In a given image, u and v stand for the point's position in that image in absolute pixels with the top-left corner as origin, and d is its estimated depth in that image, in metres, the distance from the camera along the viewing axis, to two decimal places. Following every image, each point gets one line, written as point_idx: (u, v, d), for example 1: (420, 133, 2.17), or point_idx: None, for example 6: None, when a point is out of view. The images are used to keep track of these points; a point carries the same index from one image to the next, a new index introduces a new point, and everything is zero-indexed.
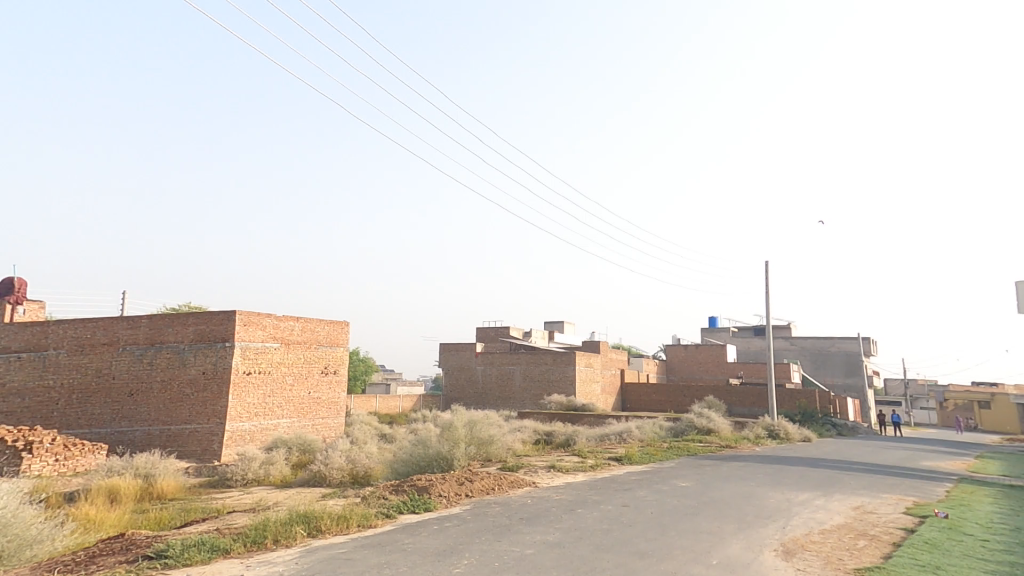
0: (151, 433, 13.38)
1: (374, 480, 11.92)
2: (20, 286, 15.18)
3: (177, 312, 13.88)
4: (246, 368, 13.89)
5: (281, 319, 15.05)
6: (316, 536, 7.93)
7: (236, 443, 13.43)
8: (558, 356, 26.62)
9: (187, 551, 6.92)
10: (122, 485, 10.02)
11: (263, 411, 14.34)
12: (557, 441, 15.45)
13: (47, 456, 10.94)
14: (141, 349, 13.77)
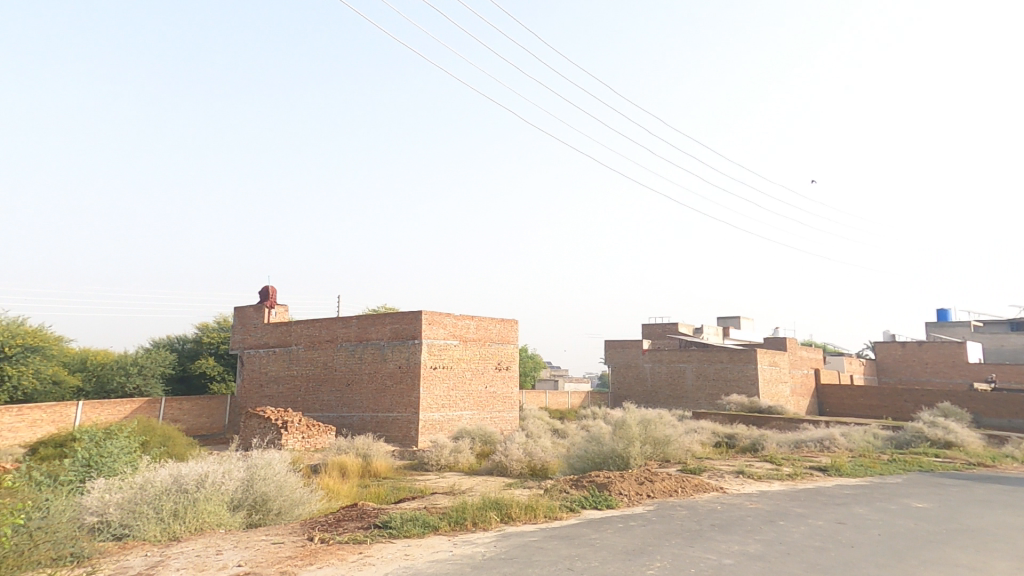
0: (364, 419, 15.47)
1: (553, 474, 12.16)
2: (273, 292, 18.60)
3: (377, 313, 15.83)
4: (432, 363, 15.32)
5: (459, 318, 16.27)
6: (508, 523, 8.26)
7: (429, 431, 14.91)
8: (735, 354, 24.72)
9: (406, 525, 7.73)
10: (349, 461, 11.74)
11: (449, 403, 15.67)
12: (742, 445, 14.22)
13: (297, 433, 13.35)
14: (353, 345, 16.02)
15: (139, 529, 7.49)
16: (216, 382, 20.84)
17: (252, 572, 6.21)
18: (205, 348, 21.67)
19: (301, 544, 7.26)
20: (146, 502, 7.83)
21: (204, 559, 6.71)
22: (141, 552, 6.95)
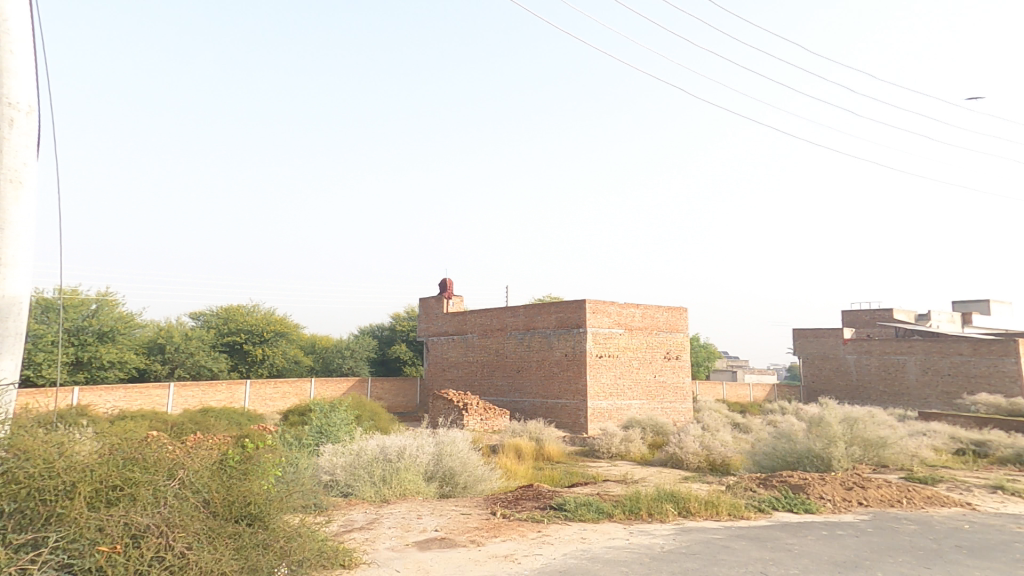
0: (535, 405, 16.11)
1: (735, 471, 11.17)
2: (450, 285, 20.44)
3: (543, 303, 16.30)
4: (598, 351, 15.28)
5: (623, 306, 15.92)
6: (687, 517, 7.81)
7: (597, 419, 14.93)
8: (980, 344, 19.75)
9: (580, 508, 7.82)
10: (523, 444, 12.33)
11: (617, 391, 15.47)
12: (996, 456, 11.27)
13: (476, 415, 14.52)
14: (521, 333, 16.79)
15: (359, 489, 8.95)
16: (409, 365, 23.82)
17: (447, 537, 6.93)
18: (399, 335, 24.89)
19: (486, 517, 7.87)
20: (363, 467, 9.33)
21: (408, 521, 7.71)
22: (362, 508, 8.29)
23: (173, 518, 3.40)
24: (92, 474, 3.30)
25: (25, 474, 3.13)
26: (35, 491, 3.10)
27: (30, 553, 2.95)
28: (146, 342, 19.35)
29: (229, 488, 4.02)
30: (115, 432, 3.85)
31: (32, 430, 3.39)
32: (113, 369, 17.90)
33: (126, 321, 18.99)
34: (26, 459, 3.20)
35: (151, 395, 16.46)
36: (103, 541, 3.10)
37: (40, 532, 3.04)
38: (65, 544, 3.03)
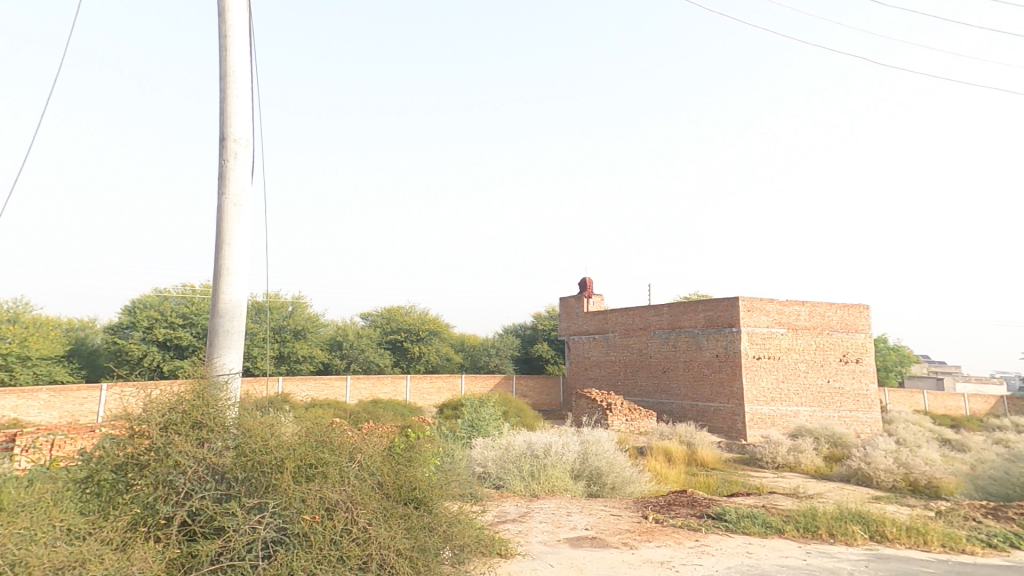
0: (684, 407, 15.28)
1: (948, 495, 9.32)
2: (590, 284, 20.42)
3: (689, 300, 15.48)
4: (755, 352, 14.03)
5: (785, 303, 14.41)
6: (881, 543, 6.78)
7: (758, 425, 13.69)
8: None
9: (744, 520, 7.26)
10: (673, 447, 11.81)
11: (780, 396, 14.05)
12: None
13: (621, 415, 14.29)
14: (666, 333, 16.14)
15: (510, 482, 9.41)
16: (552, 364, 24.34)
17: (598, 537, 6.97)
18: (541, 334, 25.56)
19: (638, 521, 7.72)
20: (512, 461, 9.81)
21: (560, 517, 7.92)
22: (514, 501, 8.72)
23: (355, 495, 3.98)
24: (296, 453, 3.95)
25: (251, 449, 3.83)
26: (257, 463, 3.79)
27: (257, 515, 3.63)
28: (328, 339, 22.63)
29: (399, 473, 4.57)
30: (309, 415, 4.55)
31: (254, 412, 4.12)
32: (306, 362, 21.27)
33: (313, 321, 22.35)
34: (251, 436, 3.90)
35: (334, 386, 19.21)
36: (306, 511, 3.73)
37: (262, 498, 3.72)
38: (280, 510, 3.71)
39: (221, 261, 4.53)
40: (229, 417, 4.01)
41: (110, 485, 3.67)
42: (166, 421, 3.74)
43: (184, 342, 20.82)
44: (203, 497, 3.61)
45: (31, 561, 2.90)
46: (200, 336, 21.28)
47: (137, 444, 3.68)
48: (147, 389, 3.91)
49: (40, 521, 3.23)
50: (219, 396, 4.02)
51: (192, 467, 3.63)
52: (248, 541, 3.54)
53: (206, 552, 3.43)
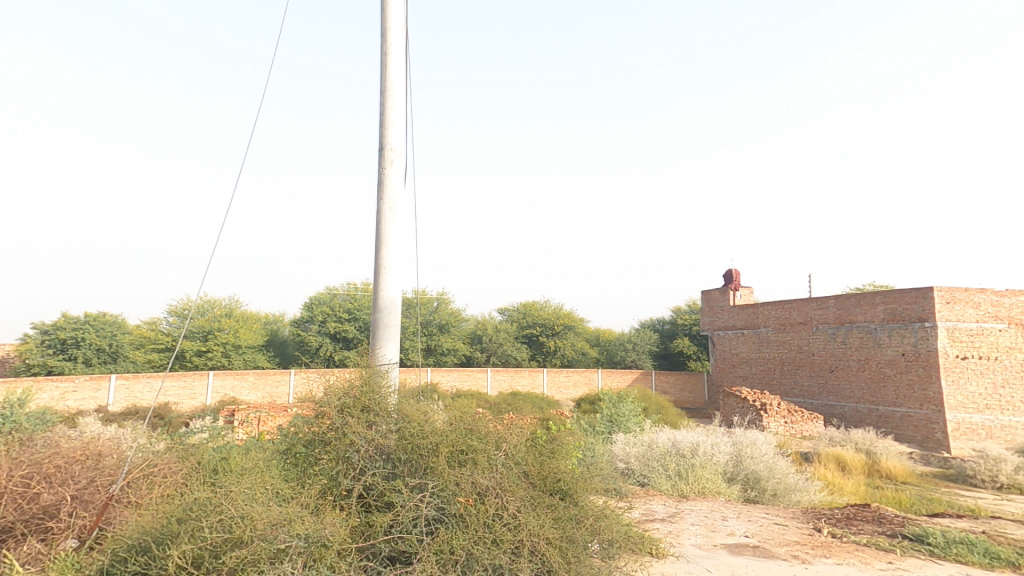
0: (859, 411, 13.58)
1: None
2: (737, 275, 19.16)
3: (863, 292, 13.82)
4: (958, 351, 11.98)
5: (1001, 295, 12.19)
6: None
7: (966, 437, 11.54)
8: None
9: (955, 547, 6.31)
10: (848, 456, 10.57)
11: (999, 404, 11.73)
12: None
13: (779, 417, 13.15)
14: (833, 328, 14.59)
15: (655, 480, 9.28)
16: (694, 360, 23.29)
17: (761, 547, 6.54)
18: (681, 329, 24.56)
19: (809, 533, 7.11)
20: (656, 460, 9.68)
21: (713, 521, 7.62)
22: (661, 500, 8.57)
23: (504, 482, 4.27)
24: (448, 439, 4.45)
25: (409, 432, 4.45)
26: (416, 446, 4.37)
27: (419, 493, 4.11)
28: (470, 333, 24.17)
29: (542, 465, 4.84)
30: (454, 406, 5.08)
31: (409, 399, 4.85)
32: (451, 354, 22.98)
33: (456, 315, 24.06)
34: (409, 423, 4.52)
35: (476, 376, 20.53)
36: (460, 493, 4.11)
37: (422, 478, 4.21)
38: (438, 491, 4.13)
39: (381, 260, 5.95)
40: (390, 404, 4.74)
41: (305, 458, 4.52)
42: (343, 404, 4.53)
43: (350, 334, 23.80)
44: (374, 475, 4.24)
45: (255, 515, 3.64)
46: (363, 330, 24.11)
47: (322, 424, 4.51)
48: (328, 378, 4.79)
49: (258, 485, 4.05)
50: (381, 384, 4.81)
51: (364, 446, 4.31)
52: (413, 517, 4.00)
53: (380, 523, 3.95)
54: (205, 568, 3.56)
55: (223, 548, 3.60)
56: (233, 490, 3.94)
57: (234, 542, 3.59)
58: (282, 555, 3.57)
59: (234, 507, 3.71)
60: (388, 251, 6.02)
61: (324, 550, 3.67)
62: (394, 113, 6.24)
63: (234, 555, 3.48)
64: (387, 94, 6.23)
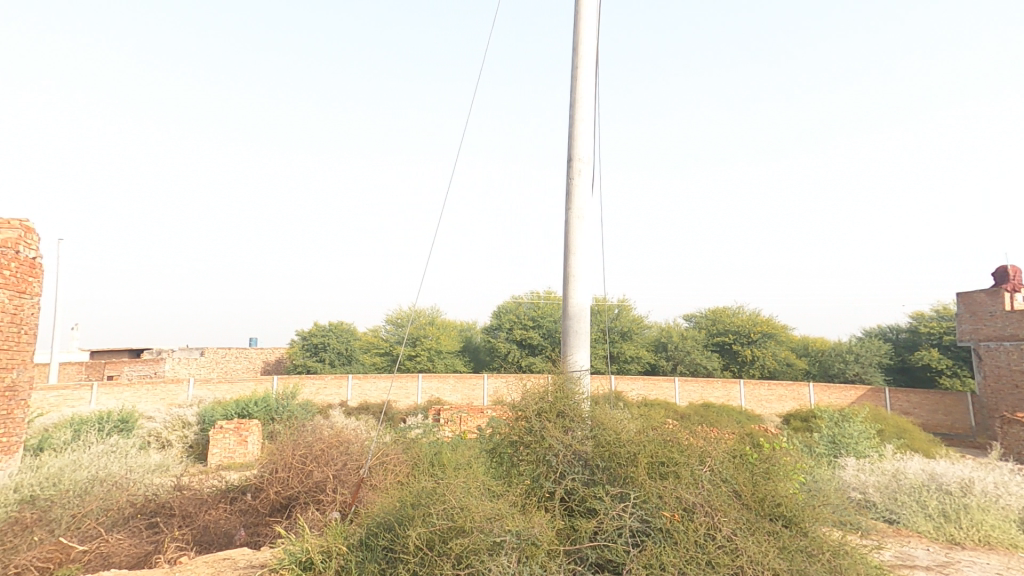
0: None
1: None
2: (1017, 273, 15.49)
3: None
4: None
5: None
6: None
7: None
8: None
9: None
10: None
11: None
12: None
13: None
14: None
15: (908, 518, 7.84)
16: (947, 377, 19.31)
17: None
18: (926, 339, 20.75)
19: None
20: (904, 495, 8.29)
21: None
22: (922, 544, 7.08)
23: (712, 501, 3.92)
24: (646, 449, 4.23)
25: (606, 440, 4.38)
26: (614, 454, 4.27)
27: (621, 503, 3.95)
28: (653, 341, 23.44)
29: (755, 485, 4.22)
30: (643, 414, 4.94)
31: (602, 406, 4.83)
32: (634, 362, 22.42)
33: (638, 322, 23.64)
34: (604, 429, 4.49)
35: (662, 386, 19.51)
36: (665, 507, 3.87)
37: (623, 488, 4.06)
38: (640, 502, 3.93)
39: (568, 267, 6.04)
40: (584, 410, 4.76)
41: (507, 458, 4.79)
42: (540, 408, 4.67)
43: (535, 341, 24.98)
44: (574, 479, 4.27)
45: (472, 507, 3.91)
46: (547, 337, 25.05)
47: (521, 427, 4.66)
48: (526, 383, 5.04)
49: (471, 481, 4.38)
50: (574, 389, 4.86)
51: (562, 450, 4.38)
52: (617, 526, 3.85)
53: (585, 529, 3.89)
54: (436, 551, 3.86)
55: (450, 535, 3.88)
56: (452, 483, 4.32)
57: (457, 530, 3.87)
58: (499, 548, 3.71)
59: (454, 499, 4.04)
60: (576, 258, 6.08)
61: (535, 549, 3.72)
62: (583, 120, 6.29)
63: (459, 543, 3.72)
64: (576, 108, 6.36)
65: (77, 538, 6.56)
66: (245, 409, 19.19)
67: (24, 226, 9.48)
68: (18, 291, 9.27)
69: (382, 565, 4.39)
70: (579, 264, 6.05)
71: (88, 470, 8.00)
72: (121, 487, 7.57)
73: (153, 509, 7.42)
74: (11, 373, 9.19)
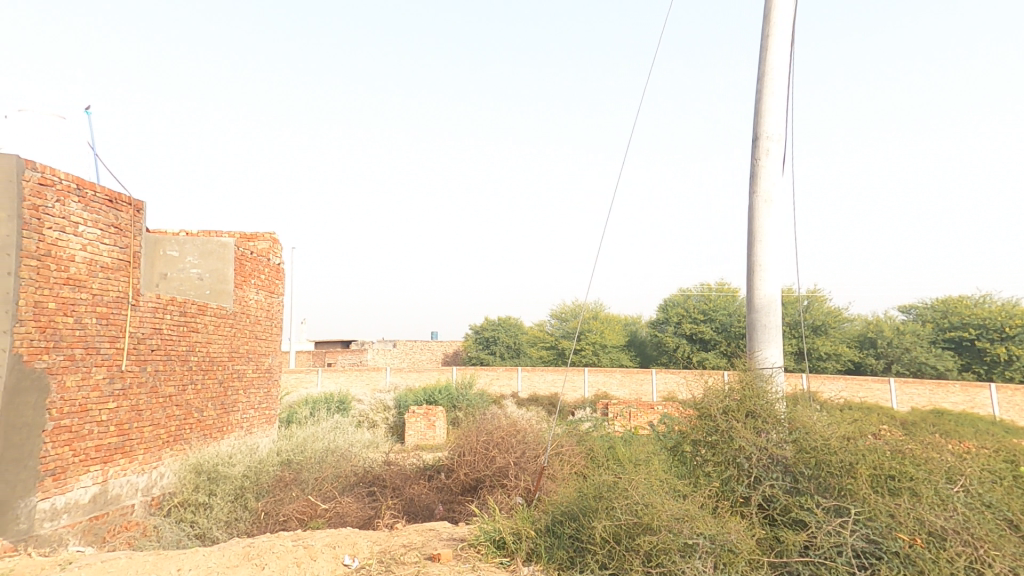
0: None
1: None
2: None
3: None
4: None
5: None
6: None
7: None
8: None
9: None
10: None
11: None
12: None
13: None
14: None
15: None
16: None
17: None
18: None
19: None
20: None
21: None
22: None
23: (972, 528, 3.36)
24: (868, 460, 3.67)
25: (811, 445, 3.79)
26: (822, 462, 3.70)
27: (839, 518, 3.46)
28: (856, 335, 20.63)
29: None
30: (845, 413, 4.28)
31: (802, 404, 4.17)
32: (830, 360, 19.90)
33: (835, 315, 20.97)
34: (808, 432, 3.87)
35: (873, 388, 16.77)
36: (901, 529, 3.36)
37: (839, 501, 3.54)
38: (865, 520, 3.43)
39: (751, 256, 4.99)
40: (779, 410, 4.17)
41: (688, 458, 4.45)
42: (726, 406, 4.22)
43: (707, 335, 23.52)
44: (772, 486, 3.78)
45: (658, 506, 3.74)
46: (721, 331, 23.41)
47: (705, 425, 4.28)
48: (706, 377, 4.55)
49: (654, 478, 4.17)
50: (765, 387, 4.31)
51: (756, 454, 3.91)
52: (836, 543, 3.38)
53: (794, 541, 3.46)
54: (624, 545, 3.77)
55: (637, 531, 3.75)
56: (634, 479, 4.14)
57: (644, 527, 3.73)
58: (691, 551, 3.53)
59: (637, 494, 3.89)
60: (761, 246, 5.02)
61: (733, 557, 3.48)
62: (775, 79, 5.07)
63: (646, 540, 3.61)
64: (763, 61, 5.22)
65: (321, 497, 7.32)
66: (432, 396, 21.06)
67: (271, 238, 10.21)
68: (271, 291, 10.42)
69: (570, 554, 4.16)
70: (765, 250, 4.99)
71: (325, 442, 9.06)
72: (346, 458, 8.35)
73: (370, 479, 7.87)
74: (269, 359, 10.54)
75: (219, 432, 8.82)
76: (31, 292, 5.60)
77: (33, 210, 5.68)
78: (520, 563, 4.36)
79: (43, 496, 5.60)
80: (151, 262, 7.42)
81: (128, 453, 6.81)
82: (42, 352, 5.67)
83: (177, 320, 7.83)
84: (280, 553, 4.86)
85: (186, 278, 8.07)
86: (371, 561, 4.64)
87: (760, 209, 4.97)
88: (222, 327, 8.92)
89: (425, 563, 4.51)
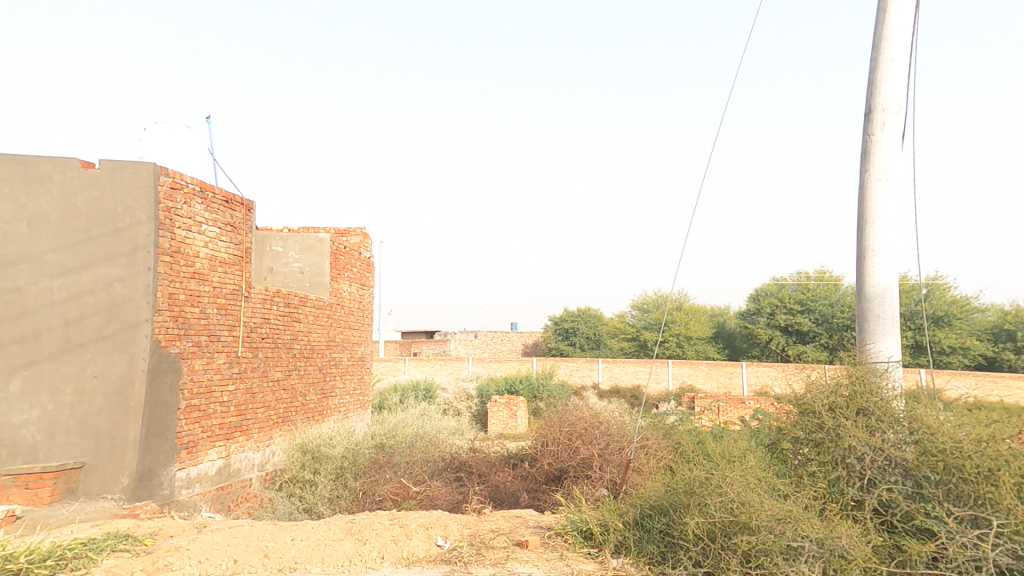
0: None
1: None
2: None
3: None
4: None
5: None
6: None
7: None
8: None
9: None
10: None
11: None
12: None
13: None
14: None
15: None
16: None
17: None
18: None
19: None
20: None
21: None
22: None
23: None
24: (1010, 466, 3.25)
25: (939, 447, 3.40)
26: (952, 467, 3.31)
27: (977, 530, 3.11)
28: (989, 327, 18.86)
29: None
30: (976, 412, 3.75)
31: (924, 403, 3.72)
32: (955, 355, 18.29)
33: (961, 305, 19.07)
34: (933, 433, 3.49)
35: (1013, 386, 14.87)
36: None
37: (977, 512, 3.19)
38: (1010, 534, 3.07)
39: (862, 243, 4.29)
40: (898, 408, 3.75)
41: (783, 455, 4.08)
42: (832, 402, 3.81)
43: (805, 327, 22.02)
44: (890, 490, 3.44)
45: (757, 505, 3.47)
46: (821, 322, 21.94)
47: (807, 422, 3.89)
48: (807, 370, 4.11)
49: (749, 474, 3.84)
50: (880, 382, 3.85)
51: (869, 455, 3.53)
52: (973, 557, 3.05)
53: (919, 551, 3.15)
54: (718, 544, 3.51)
55: (733, 530, 3.49)
56: (728, 474, 3.81)
57: (741, 526, 3.47)
58: (795, 553, 3.26)
59: (732, 491, 3.61)
60: (875, 227, 4.23)
61: (845, 563, 3.19)
62: (895, 37, 4.25)
63: (745, 539, 3.36)
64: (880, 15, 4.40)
65: (412, 481, 7.20)
66: (514, 385, 21.01)
67: (362, 233, 10.09)
68: (362, 283, 10.38)
69: (661, 548, 3.91)
70: (882, 232, 4.21)
71: (414, 428, 8.58)
72: (435, 444, 8.08)
73: (457, 465, 7.67)
74: (361, 347, 10.58)
75: (320, 414, 9.03)
76: (164, 286, 5.90)
77: (166, 211, 5.98)
78: (609, 554, 4.15)
79: (181, 466, 6.01)
80: (259, 258, 7.80)
81: (245, 431, 7.13)
82: (176, 338, 6.00)
83: (283, 311, 7.99)
84: (379, 530, 4.80)
85: (289, 272, 8.41)
86: (463, 543, 4.54)
87: (872, 189, 4.24)
88: (321, 317, 8.98)
89: (514, 549, 4.40)
